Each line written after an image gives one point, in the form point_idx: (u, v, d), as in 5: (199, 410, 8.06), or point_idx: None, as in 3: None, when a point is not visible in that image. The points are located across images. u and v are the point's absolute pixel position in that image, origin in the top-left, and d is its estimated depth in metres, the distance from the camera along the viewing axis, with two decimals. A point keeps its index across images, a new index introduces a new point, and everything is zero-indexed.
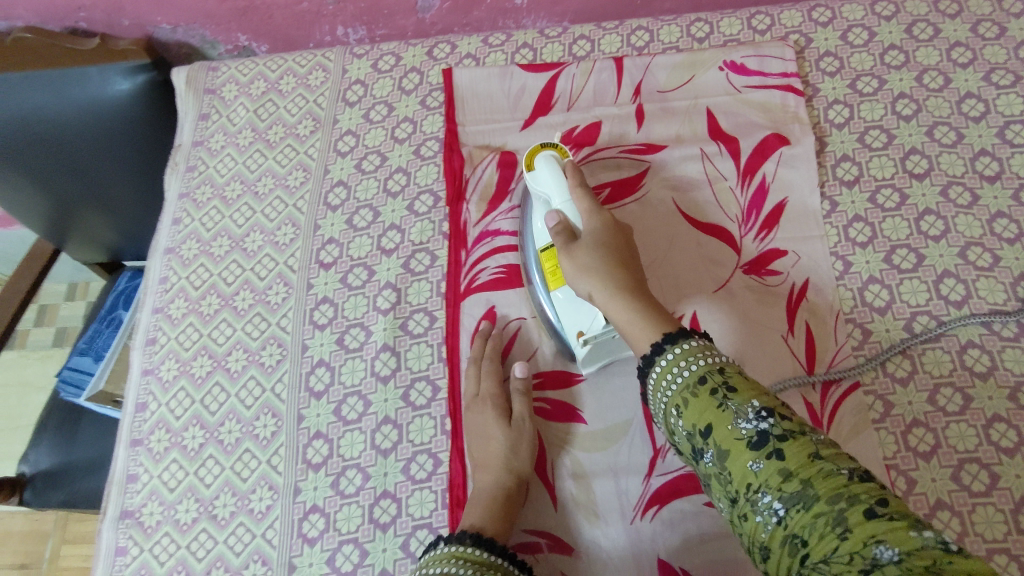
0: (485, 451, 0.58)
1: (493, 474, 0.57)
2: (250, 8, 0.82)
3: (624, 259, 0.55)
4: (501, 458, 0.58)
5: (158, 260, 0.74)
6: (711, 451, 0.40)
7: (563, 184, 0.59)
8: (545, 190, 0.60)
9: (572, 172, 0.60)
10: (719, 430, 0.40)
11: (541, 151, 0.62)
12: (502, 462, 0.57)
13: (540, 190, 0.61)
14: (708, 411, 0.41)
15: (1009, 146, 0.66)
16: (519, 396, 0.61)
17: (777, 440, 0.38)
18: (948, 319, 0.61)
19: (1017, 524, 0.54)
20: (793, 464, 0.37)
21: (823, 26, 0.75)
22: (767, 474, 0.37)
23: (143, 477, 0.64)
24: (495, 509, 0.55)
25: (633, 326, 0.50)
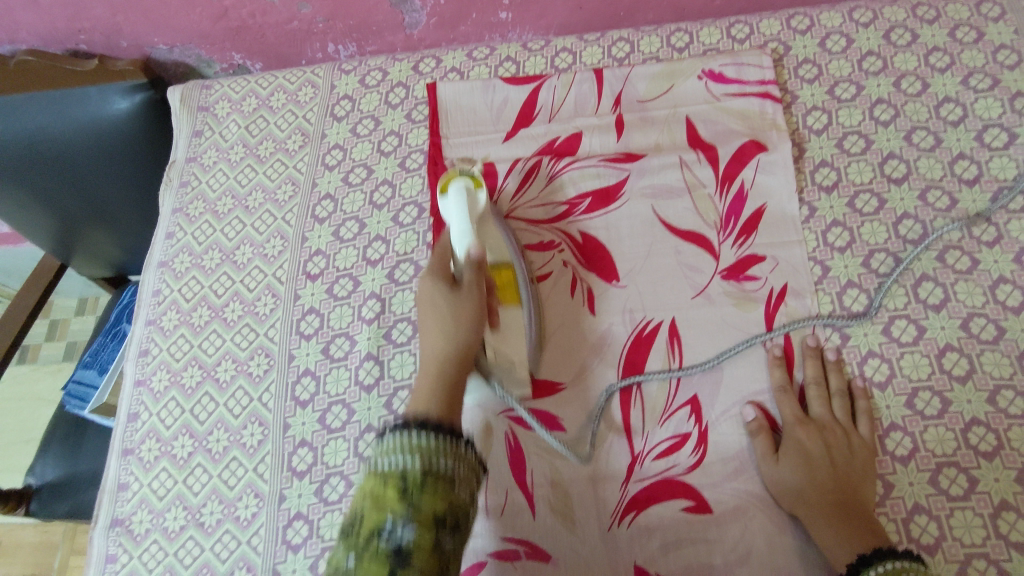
0: (438, 310, 0.56)
1: (447, 331, 0.55)
2: (243, 27, 0.84)
3: (834, 468, 0.56)
4: (456, 313, 0.55)
5: (152, 273, 0.76)
6: (407, 523, 0.42)
7: (463, 216, 0.62)
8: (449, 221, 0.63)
9: (473, 213, 0.63)
10: (433, 506, 0.43)
11: (455, 181, 0.65)
12: (459, 319, 0.55)
13: (447, 218, 0.64)
14: (439, 505, 0.44)
15: (988, 149, 0.67)
16: (471, 266, 0.57)
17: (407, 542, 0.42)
18: (926, 322, 0.61)
19: (995, 529, 0.53)
20: (421, 557, 0.42)
21: (802, 33, 0.75)
22: (419, 531, 0.42)
23: (134, 486, 0.66)
24: (450, 365, 0.54)
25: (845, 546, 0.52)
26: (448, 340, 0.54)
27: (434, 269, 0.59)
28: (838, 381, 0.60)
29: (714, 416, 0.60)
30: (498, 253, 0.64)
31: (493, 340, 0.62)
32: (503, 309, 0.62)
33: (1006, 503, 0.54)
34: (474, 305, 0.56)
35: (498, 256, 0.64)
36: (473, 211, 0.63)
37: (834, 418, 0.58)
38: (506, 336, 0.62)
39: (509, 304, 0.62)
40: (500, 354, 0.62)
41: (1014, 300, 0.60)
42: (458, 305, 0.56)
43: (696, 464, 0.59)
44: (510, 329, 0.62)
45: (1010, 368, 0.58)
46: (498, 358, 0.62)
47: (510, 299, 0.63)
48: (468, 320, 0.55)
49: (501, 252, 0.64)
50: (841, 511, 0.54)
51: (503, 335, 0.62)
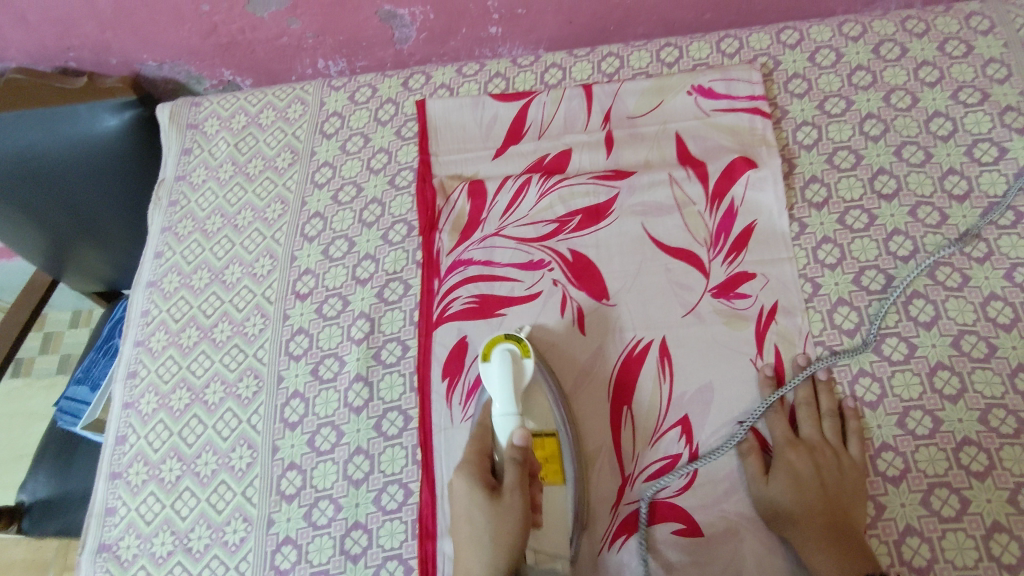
0: (477, 534, 0.53)
1: (486, 556, 0.52)
2: (232, 44, 0.84)
3: (825, 490, 0.56)
4: (495, 531, 0.52)
5: (141, 293, 0.76)
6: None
7: (507, 389, 0.57)
8: (491, 392, 0.58)
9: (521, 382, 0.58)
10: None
11: (502, 341, 0.60)
12: (497, 541, 0.52)
13: (489, 387, 0.58)
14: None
15: (978, 164, 0.66)
16: (513, 467, 0.53)
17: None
18: (917, 340, 0.60)
19: (988, 550, 0.53)
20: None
21: (792, 48, 0.75)
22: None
23: (122, 510, 0.66)
24: None
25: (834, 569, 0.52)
26: (485, 569, 0.52)
27: (471, 466, 0.55)
28: (828, 401, 0.60)
29: (705, 437, 0.60)
30: (541, 421, 0.59)
31: (537, 534, 0.56)
32: (547, 488, 0.57)
33: (998, 524, 0.53)
34: (515, 523, 0.52)
35: (542, 426, 0.59)
36: (520, 386, 0.58)
37: (824, 440, 0.58)
38: (551, 528, 0.56)
39: (551, 484, 0.57)
40: (542, 555, 0.55)
41: (1005, 318, 0.60)
42: (498, 522, 0.52)
43: (687, 485, 0.58)
44: (555, 522, 0.56)
45: (1002, 386, 0.58)
46: (538, 555, 0.55)
47: (554, 475, 0.57)
48: (506, 549, 0.52)
49: (547, 422, 0.59)
50: (831, 534, 0.54)
51: (545, 526, 0.56)
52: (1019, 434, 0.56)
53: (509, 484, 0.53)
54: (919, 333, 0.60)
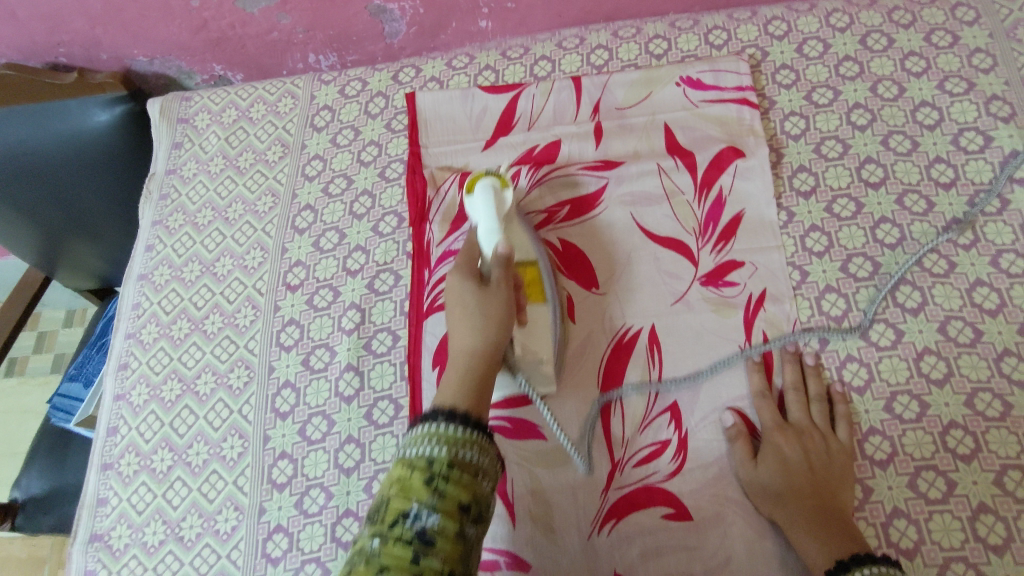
0: (466, 308, 0.55)
1: (478, 328, 0.54)
2: (223, 39, 0.84)
3: (814, 474, 0.56)
4: (486, 314, 0.54)
5: (132, 286, 0.76)
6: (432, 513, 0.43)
7: (490, 214, 0.60)
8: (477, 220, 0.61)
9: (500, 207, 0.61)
10: (456, 496, 0.44)
11: (480, 179, 0.63)
12: (489, 319, 0.54)
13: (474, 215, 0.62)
14: (462, 493, 0.45)
15: (964, 152, 0.67)
16: (499, 268, 0.56)
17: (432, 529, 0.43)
18: (904, 326, 0.61)
19: (974, 532, 0.53)
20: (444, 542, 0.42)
21: (779, 39, 0.76)
22: (443, 522, 0.43)
23: (113, 500, 0.65)
24: (480, 362, 0.53)
25: (822, 549, 0.52)
26: (478, 337, 0.53)
27: (462, 266, 0.58)
28: (817, 386, 0.60)
29: (694, 423, 0.60)
30: (523, 250, 0.64)
31: (520, 334, 0.61)
32: (530, 305, 0.62)
33: (984, 506, 0.54)
34: (501, 305, 0.55)
35: (523, 254, 0.64)
36: (501, 212, 0.62)
37: (812, 424, 0.58)
38: (532, 330, 0.61)
39: (535, 301, 0.62)
40: (528, 349, 0.61)
41: (992, 303, 0.60)
42: (487, 299, 0.55)
43: (676, 471, 0.59)
44: (538, 324, 0.62)
45: (988, 370, 0.58)
46: (524, 352, 0.61)
47: (536, 296, 0.63)
48: (496, 321, 0.54)
49: (527, 251, 0.64)
50: (818, 516, 0.54)
51: (528, 326, 0.61)
52: (1005, 416, 0.56)
53: (496, 280, 0.56)
54: (903, 317, 0.61)
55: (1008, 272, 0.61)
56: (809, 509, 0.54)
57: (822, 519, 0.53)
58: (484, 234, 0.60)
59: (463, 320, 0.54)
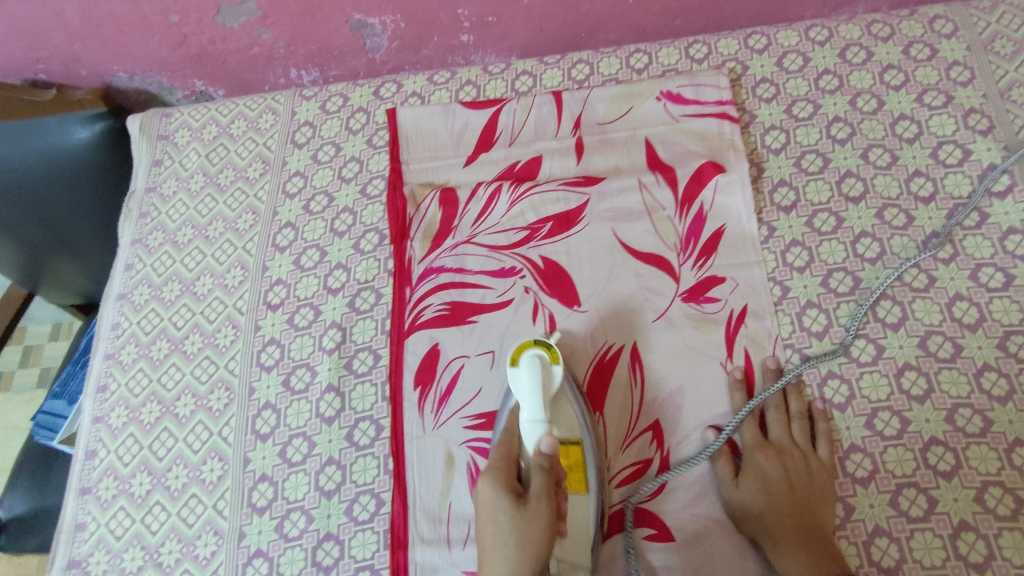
0: (500, 530, 0.51)
1: (511, 566, 0.49)
2: (203, 55, 0.84)
3: (794, 493, 0.56)
4: (521, 536, 0.50)
5: (111, 306, 0.75)
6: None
7: (536, 399, 0.56)
8: (519, 395, 0.57)
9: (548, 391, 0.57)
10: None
11: (527, 351, 0.59)
12: (523, 548, 0.49)
13: (517, 393, 0.57)
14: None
15: (943, 166, 0.67)
16: (540, 473, 0.52)
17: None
18: (885, 341, 0.61)
19: (955, 550, 0.53)
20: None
21: (759, 53, 0.76)
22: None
23: (91, 525, 0.65)
24: None
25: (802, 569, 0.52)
26: (514, 575, 0.49)
27: (497, 474, 0.53)
28: (797, 403, 0.60)
29: (676, 442, 0.60)
30: (567, 430, 0.58)
31: (560, 544, 0.55)
32: (571, 497, 0.56)
33: (965, 523, 0.54)
34: (542, 526, 0.50)
35: (565, 434, 0.58)
36: (548, 393, 0.57)
37: (793, 442, 0.59)
38: (574, 538, 0.55)
39: (577, 493, 0.56)
40: (564, 564, 0.55)
41: (971, 317, 0.60)
42: (524, 531, 0.50)
43: (658, 490, 0.58)
44: (578, 529, 0.55)
45: (968, 386, 0.58)
46: (560, 565, 0.55)
47: (577, 485, 0.56)
48: (532, 550, 0.49)
49: (573, 431, 0.58)
50: (799, 535, 0.54)
51: (569, 535, 0.55)
52: (985, 433, 0.56)
53: (536, 492, 0.51)
54: (884, 332, 0.61)
55: (987, 287, 0.61)
56: (789, 528, 0.54)
57: (802, 539, 0.53)
58: (529, 433, 0.55)
59: (496, 561, 0.50)
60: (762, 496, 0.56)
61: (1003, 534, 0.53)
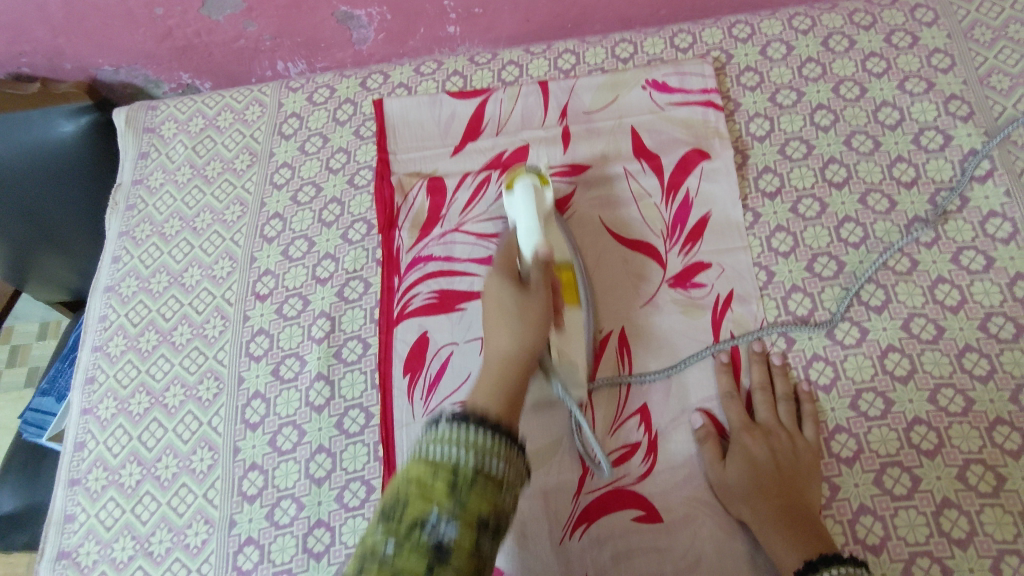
0: (505, 311, 0.53)
1: (515, 332, 0.51)
2: (189, 47, 0.84)
3: (782, 474, 0.56)
4: (524, 313, 0.52)
5: (98, 299, 0.75)
6: (453, 523, 0.38)
7: (531, 210, 0.61)
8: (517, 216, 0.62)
9: (541, 207, 0.62)
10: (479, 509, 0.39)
11: (519, 179, 0.64)
12: (527, 320, 0.52)
13: (513, 215, 0.62)
14: (485, 505, 0.39)
15: (925, 152, 0.68)
16: (538, 267, 0.55)
17: (448, 540, 0.38)
18: (869, 324, 0.61)
19: (938, 526, 0.54)
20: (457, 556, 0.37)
21: (743, 42, 0.77)
22: (460, 540, 0.38)
23: (80, 516, 0.65)
24: (517, 367, 0.49)
25: (788, 548, 0.52)
26: (512, 342, 0.50)
27: (501, 269, 0.56)
28: (783, 385, 0.61)
29: (664, 425, 0.60)
30: (561, 253, 0.63)
31: (557, 341, 0.57)
32: (567, 311, 0.60)
33: (948, 500, 0.55)
34: (542, 305, 0.53)
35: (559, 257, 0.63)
36: (540, 211, 0.62)
37: (779, 423, 0.59)
38: (570, 338, 0.59)
39: (568, 304, 0.60)
40: (564, 357, 0.58)
41: (953, 300, 0.61)
42: (525, 304, 0.52)
43: (647, 473, 0.59)
44: (572, 331, 0.59)
45: (950, 366, 0.59)
46: (562, 359, 0.58)
47: (572, 301, 0.61)
48: (536, 326, 0.52)
49: (564, 255, 0.63)
50: (785, 516, 0.54)
51: (564, 333, 0.58)
52: (967, 412, 0.57)
53: (536, 283, 0.54)
54: (868, 314, 0.62)
55: (968, 269, 0.62)
56: (775, 508, 0.55)
57: (788, 518, 0.54)
58: (525, 227, 0.60)
59: (500, 325, 0.52)
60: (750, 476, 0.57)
61: (985, 510, 0.54)
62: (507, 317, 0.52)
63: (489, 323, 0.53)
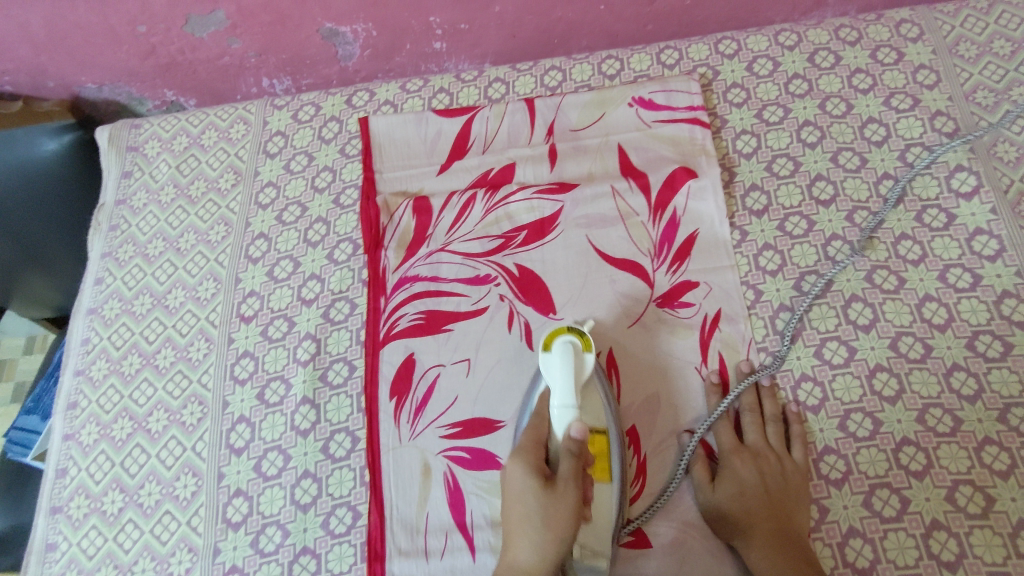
0: (528, 505, 0.53)
1: (537, 547, 0.52)
2: (173, 64, 0.83)
3: (770, 497, 0.56)
4: (546, 520, 0.52)
5: (80, 321, 0.74)
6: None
7: (568, 381, 0.56)
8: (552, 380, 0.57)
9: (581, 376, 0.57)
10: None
11: (561, 336, 0.59)
12: (549, 533, 0.52)
13: (548, 376, 0.58)
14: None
15: (911, 169, 0.68)
16: (569, 459, 0.54)
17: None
18: (856, 343, 0.61)
19: (927, 549, 0.54)
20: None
21: (729, 58, 0.77)
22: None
23: (62, 545, 0.64)
24: None
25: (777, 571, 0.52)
26: (536, 555, 0.51)
27: (528, 451, 0.55)
28: (772, 407, 0.60)
29: (652, 447, 0.60)
30: (595, 420, 0.57)
31: (582, 534, 0.54)
32: (596, 485, 0.55)
33: (937, 522, 0.54)
34: (568, 517, 0.52)
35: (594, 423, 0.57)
36: (579, 380, 0.57)
37: (768, 447, 0.59)
38: (596, 525, 0.54)
39: (601, 481, 0.55)
40: (586, 552, 0.54)
41: (940, 318, 0.61)
42: (549, 510, 0.52)
43: (635, 496, 0.58)
44: (600, 516, 0.55)
45: (938, 386, 0.59)
46: (583, 554, 0.54)
47: (603, 474, 0.56)
48: (559, 535, 0.52)
49: (599, 422, 0.57)
50: (774, 539, 0.54)
51: (593, 522, 0.54)
52: (955, 432, 0.57)
53: (564, 477, 0.54)
54: (855, 333, 0.62)
55: (955, 287, 0.62)
56: (763, 531, 0.55)
57: (776, 541, 0.54)
58: (557, 403, 0.56)
59: (522, 531, 0.53)
60: (739, 500, 0.56)
61: (974, 532, 0.54)
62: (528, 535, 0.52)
63: (511, 489, 0.54)
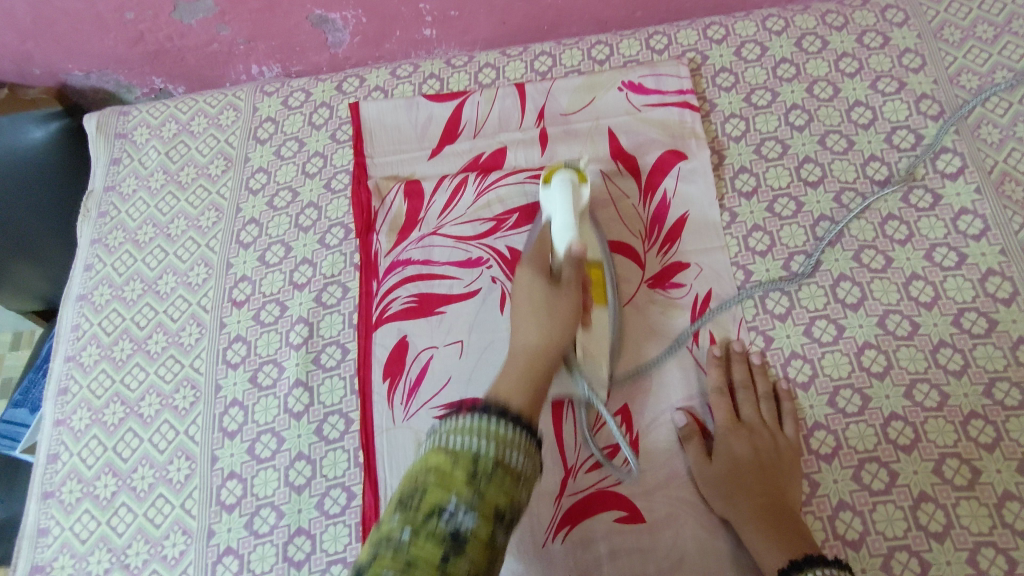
0: (534, 306, 0.53)
1: (543, 327, 0.52)
2: (161, 51, 0.83)
3: (766, 475, 0.57)
4: (552, 314, 0.53)
5: (70, 307, 0.74)
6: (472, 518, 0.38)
7: (568, 206, 0.60)
8: (552, 212, 0.61)
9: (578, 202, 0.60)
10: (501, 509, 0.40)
11: (559, 172, 0.63)
12: (555, 319, 0.53)
13: (550, 208, 0.61)
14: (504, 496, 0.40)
15: (897, 151, 0.69)
16: (571, 264, 0.54)
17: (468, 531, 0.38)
18: (845, 321, 0.62)
19: (915, 520, 0.55)
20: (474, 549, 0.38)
21: (718, 43, 0.77)
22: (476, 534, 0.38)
23: (54, 530, 0.63)
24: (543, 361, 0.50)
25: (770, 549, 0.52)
26: (543, 334, 0.52)
27: (534, 261, 0.57)
28: (764, 383, 0.61)
29: (644, 425, 0.61)
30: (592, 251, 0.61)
31: (584, 342, 0.59)
32: (594, 309, 0.60)
33: (925, 494, 0.55)
34: (572, 310, 0.54)
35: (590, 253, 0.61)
36: (577, 206, 0.61)
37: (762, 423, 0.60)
38: (596, 335, 0.59)
39: (598, 305, 0.60)
40: (588, 355, 0.59)
41: (927, 296, 0.62)
42: (555, 301, 0.54)
43: (628, 474, 0.59)
44: (598, 330, 0.60)
45: (925, 362, 0.60)
46: (586, 357, 0.58)
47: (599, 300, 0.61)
48: (565, 325, 0.53)
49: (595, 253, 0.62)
50: (766, 515, 0.54)
51: (591, 330, 0.59)
52: (942, 406, 0.58)
53: (568, 281, 0.54)
54: (844, 311, 0.62)
55: (941, 266, 0.63)
56: (755, 507, 0.55)
57: (769, 517, 0.54)
58: (561, 221, 0.59)
59: (528, 310, 0.53)
60: (734, 476, 0.57)
61: (960, 503, 0.55)
62: (538, 314, 0.53)
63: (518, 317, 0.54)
